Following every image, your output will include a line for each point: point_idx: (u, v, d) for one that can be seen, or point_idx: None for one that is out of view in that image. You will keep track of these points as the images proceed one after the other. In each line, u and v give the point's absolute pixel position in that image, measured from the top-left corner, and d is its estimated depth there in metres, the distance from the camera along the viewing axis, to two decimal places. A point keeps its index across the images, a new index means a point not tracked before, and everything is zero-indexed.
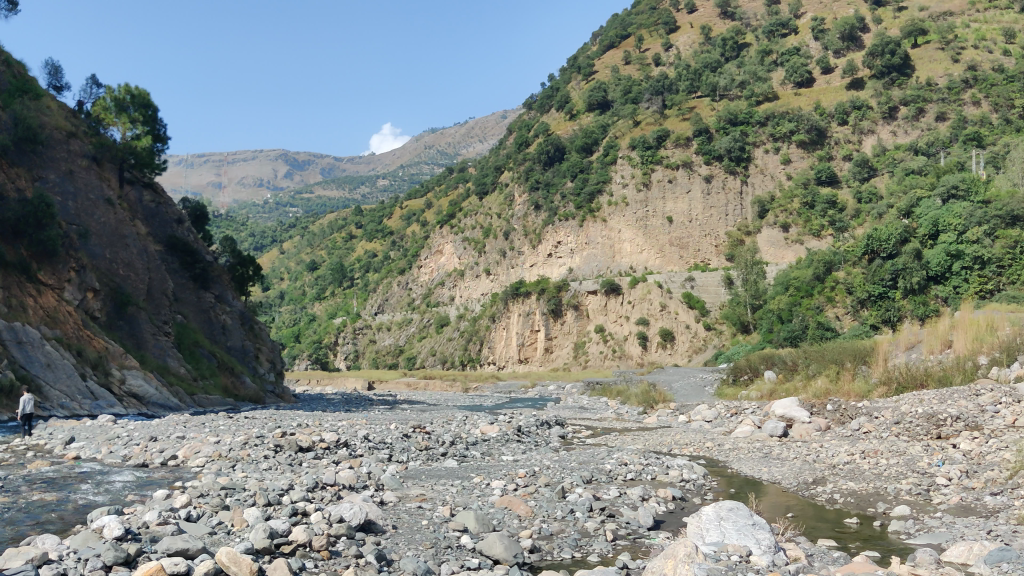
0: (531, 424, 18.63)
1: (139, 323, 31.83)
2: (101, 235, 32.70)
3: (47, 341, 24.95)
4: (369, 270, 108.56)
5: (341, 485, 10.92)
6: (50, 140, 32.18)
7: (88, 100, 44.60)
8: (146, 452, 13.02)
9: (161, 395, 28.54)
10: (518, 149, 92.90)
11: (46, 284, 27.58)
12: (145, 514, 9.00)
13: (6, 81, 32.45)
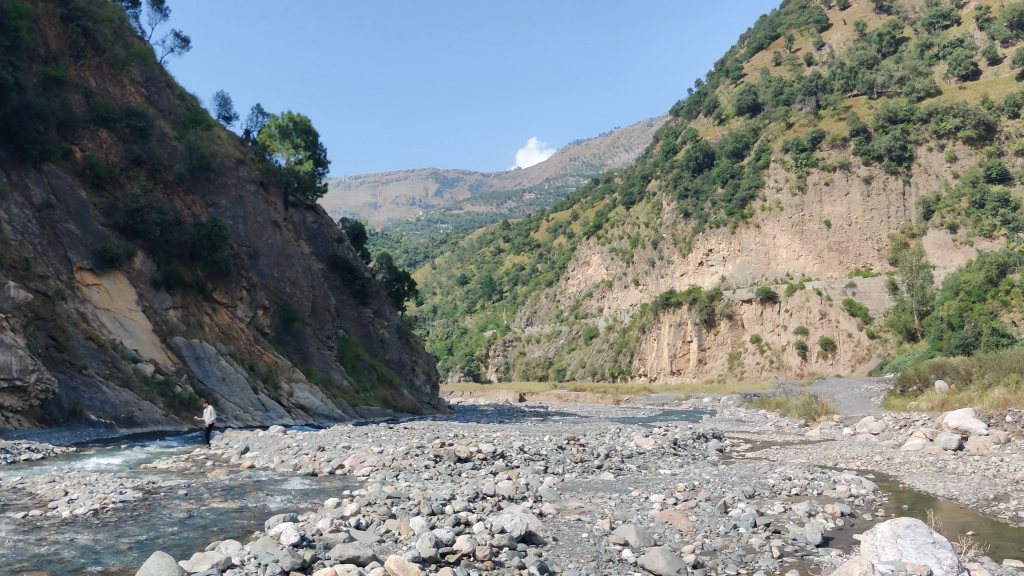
0: (688, 437, 18.27)
1: (305, 338, 33.40)
2: (269, 255, 34.50)
3: (222, 356, 26.63)
4: (517, 282, 109.83)
5: (502, 495, 11.01)
6: (222, 167, 34.14)
7: (255, 127, 47.29)
8: (315, 461, 13.58)
9: (327, 407, 29.78)
10: (665, 157, 92.00)
11: (220, 302, 29.43)
12: (317, 522, 9.36)
13: (181, 115, 34.75)
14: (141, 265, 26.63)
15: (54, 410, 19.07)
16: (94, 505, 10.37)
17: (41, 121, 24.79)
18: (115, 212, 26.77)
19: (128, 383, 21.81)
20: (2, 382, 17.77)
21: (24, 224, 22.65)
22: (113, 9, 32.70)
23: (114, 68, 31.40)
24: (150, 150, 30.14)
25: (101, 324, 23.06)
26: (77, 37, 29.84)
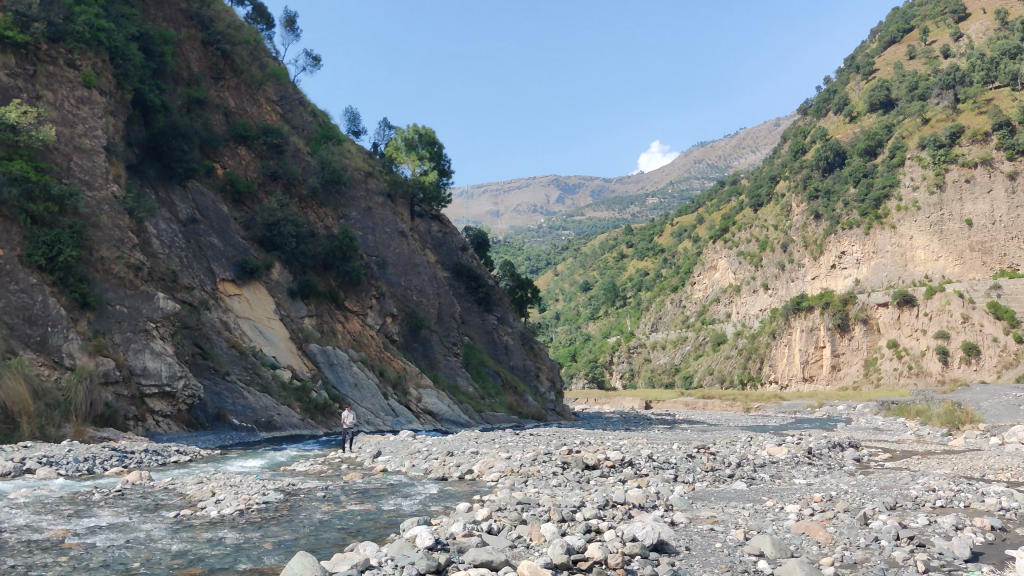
0: (824, 446, 17.68)
1: (431, 345, 34.06)
2: (397, 264, 35.38)
3: (354, 363, 27.48)
4: (642, 288, 108.96)
5: (632, 503, 10.92)
6: (351, 180, 35.24)
7: (382, 141, 48.68)
8: (445, 466, 13.81)
9: (454, 412, 30.23)
10: (794, 157, 89.56)
11: (351, 311, 30.40)
12: (451, 526, 9.51)
13: (313, 130, 36.10)
14: (278, 275, 27.81)
15: (200, 415, 20.10)
16: (240, 505, 10.86)
17: (186, 141, 26.26)
18: (254, 225, 28.19)
19: (267, 389, 22.75)
20: (152, 388, 19.00)
21: (173, 238, 24.09)
22: (250, 32, 34.30)
23: (251, 88, 32.93)
24: (285, 165, 31.39)
25: (242, 332, 24.19)
26: (217, 60, 31.46)
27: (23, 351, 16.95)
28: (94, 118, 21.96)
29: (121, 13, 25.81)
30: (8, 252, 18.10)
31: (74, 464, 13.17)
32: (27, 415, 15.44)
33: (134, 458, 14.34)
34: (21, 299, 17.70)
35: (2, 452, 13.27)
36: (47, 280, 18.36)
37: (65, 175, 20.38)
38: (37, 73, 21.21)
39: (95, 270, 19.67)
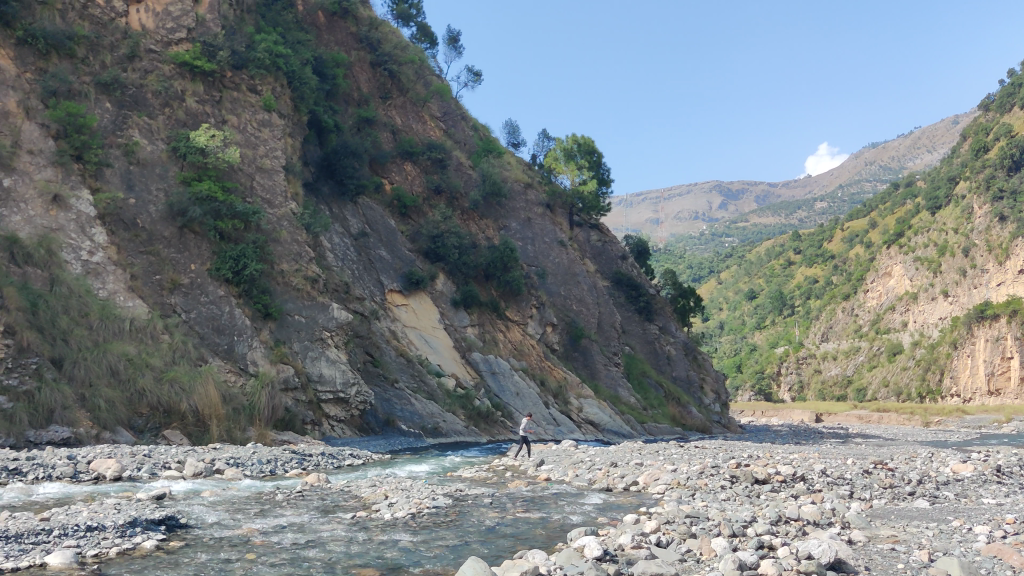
0: (1017, 465, 16.52)
1: (592, 354, 34.15)
2: (557, 274, 35.67)
3: (516, 372, 27.93)
4: (810, 296, 105.21)
5: (806, 520, 10.56)
6: (512, 192, 35.89)
7: (542, 152, 49.30)
8: (609, 477, 13.79)
9: (616, 422, 30.09)
10: (975, 155, 84.51)
11: (512, 320, 30.91)
12: (619, 537, 9.48)
13: (475, 144, 37.00)
14: (442, 286, 28.65)
15: (371, 420, 20.89)
16: (412, 509, 11.20)
17: (356, 158, 27.52)
18: (419, 238, 29.25)
19: (433, 396, 23.40)
20: (327, 394, 19.92)
21: (345, 252, 25.30)
22: (415, 52, 35.58)
23: (416, 105, 34.18)
24: (448, 179, 32.28)
25: (409, 341, 25.04)
26: (385, 80, 32.84)
27: (212, 358, 18.35)
28: (273, 140, 23.26)
29: (296, 39, 27.35)
30: (198, 267, 19.77)
31: (258, 466, 13.96)
32: (217, 418, 16.81)
33: (312, 461, 15.09)
34: (210, 309, 19.24)
35: (195, 453, 14.25)
36: (234, 292, 19.82)
37: (248, 194, 21.76)
38: (223, 99, 22.78)
39: (277, 282, 20.93)
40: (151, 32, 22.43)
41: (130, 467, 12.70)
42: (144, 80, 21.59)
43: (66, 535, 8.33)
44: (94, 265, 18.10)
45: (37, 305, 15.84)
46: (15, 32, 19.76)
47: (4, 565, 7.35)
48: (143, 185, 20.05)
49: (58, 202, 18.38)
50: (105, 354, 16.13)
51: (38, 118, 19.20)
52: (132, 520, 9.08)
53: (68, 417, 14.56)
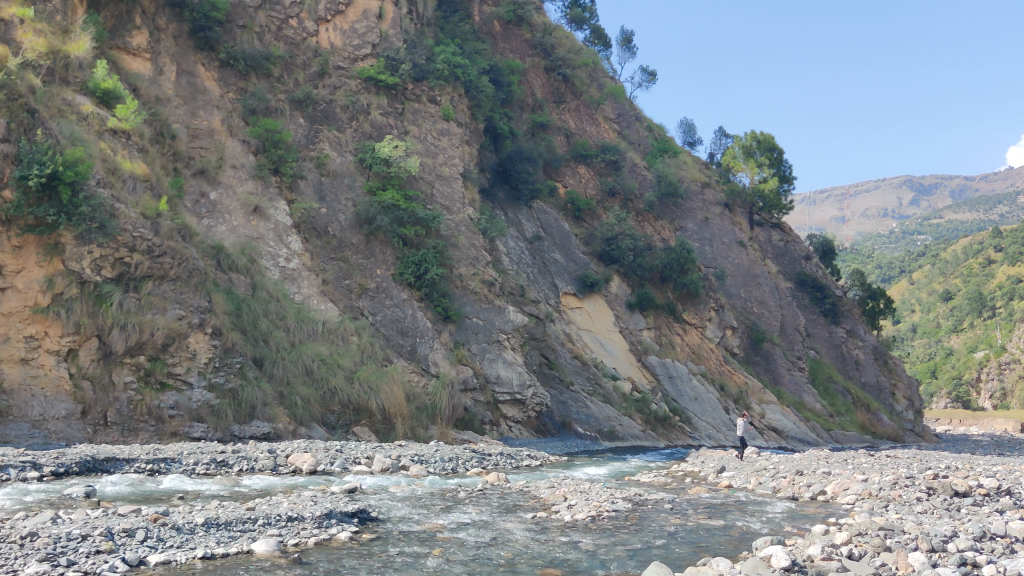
0: None
1: (775, 358, 33.17)
2: (737, 276, 34.83)
3: (693, 376, 27.58)
4: (1014, 296, 97.82)
5: (1015, 538, 9.84)
6: (688, 192, 35.42)
7: (719, 150, 48.39)
8: (795, 485, 13.35)
9: (800, 430, 29.03)
10: None
11: (690, 323, 30.45)
12: (808, 548, 9.13)
13: (650, 145, 36.76)
14: (616, 288, 28.77)
15: (548, 422, 21.12)
16: (592, 512, 11.24)
17: (531, 163, 27.97)
18: (594, 240, 29.45)
19: (609, 400, 23.43)
20: (505, 395, 20.29)
21: (520, 255, 25.83)
22: (589, 55, 35.73)
23: (590, 109, 34.36)
24: (623, 180, 32.21)
25: (584, 344, 25.24)
26: (559, 85, 33.23)
27: (398, 359, 19.14)
28: (452, 148, 23.90)
29: (474, 49, 28.05)
30: (384, 272, 20.70)
31: (441, 464, 14.43)
32: (402, 416, 17.49)
33: (492, 461, 15.44)
34: (394, 312, 20.12)
35: (382, 450, 14.89)
36: (416, 295, 20.61)
37: (429, 201, 22.53)
38: (406, 111, 23.72)
39: (456, 286, 21.60)
40: (339, 49, 23.65)
41: (323, 461, 13.43)
42: (333, 95, 22.81)
43: (270, 524, 8.91)
44: (290, 270, 19.39)
45: (240, 308, 17.11)
46: (219, 56, 21.35)
47: (216, 550, 7.93)
48: (333, 196, 21.27)
49: (258, 212, 19.79)
50: (300, 355, 17.22)
51: (240, 135, 20.73)
52: (327, 511, 9.59)
53: (268, 412, 15.64)
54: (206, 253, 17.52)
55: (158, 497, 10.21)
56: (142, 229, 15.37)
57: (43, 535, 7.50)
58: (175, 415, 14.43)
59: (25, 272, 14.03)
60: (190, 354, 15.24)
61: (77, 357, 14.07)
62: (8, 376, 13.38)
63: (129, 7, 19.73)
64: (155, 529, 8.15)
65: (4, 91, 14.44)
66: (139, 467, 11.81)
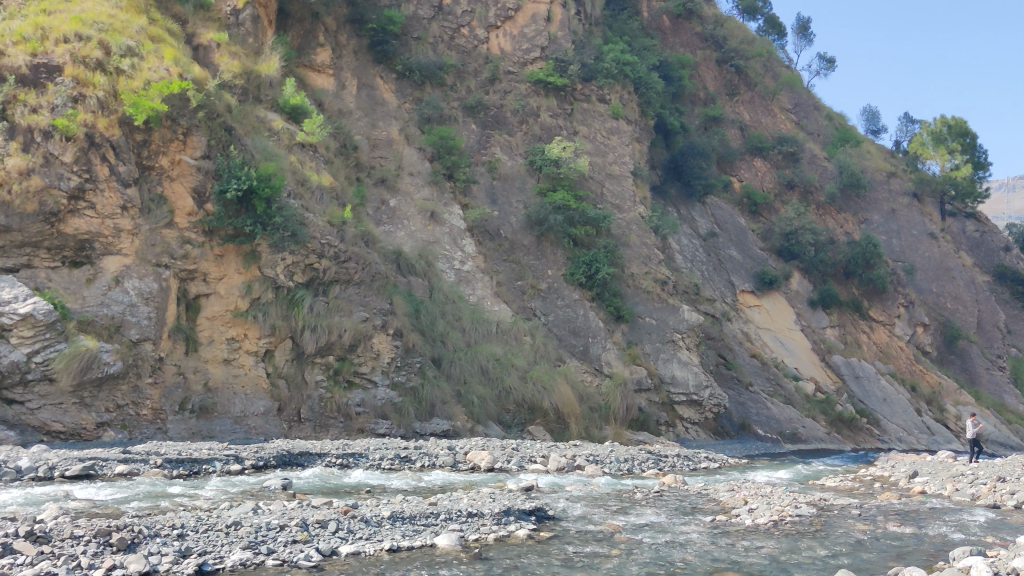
0: None
1: (971, 357, 31.13)
2: (927, 269, 32.80)
3: (881, 376, 26.29)
4: None
5: None
6: (873, 182, 33.77)
7: (906, 136, 45.81)
8: (997, 493, 12.47)
9: (1003, 433, 27.05)
10: None
11: (878, 320, 28.98)
12: (1012, 559, 8.50)
13: (830, 135, 35.25)
14: (797, 285, 27.85)
15: (726, 424, 20.70)
16: (774, 516, 10.93)
17: (703, 159, 27.49)
18: (772, 236, 28.59)
19: (790, 401, 22.71)
20: (681, 396, 19.96)
21: (694, 253, 25.47)
22: (763, 45, 34.71)
23: (765, 100, 33.32)
24: (803, 172, 31.05)
25: (763, 343, 24.65)
26: (732, 77, 32.47)
27: (570, 358, 19.35)
28: (623, 146, 23.85)
29: (643, 46, 27.84)
30: (555, 272, 20.98)
31: (617, 464, 14.43)
32: (575, 416, 17.64)
33: (668, 462, 15.28)
34: (566, 312, 20.38)
35: (557, 449, 15.05)
36: (587, 295, 20.76)
37: (600, 200, 22.57)
38: (575, 111, 23.86)
39: (628, 285, 21.52)
40: (509, 54, 24.09)
41: (500, 459, 13.72)
42: (503, 100, 23.29)
43: (452, 519, 9.21)
44: (465, 273, 19.97)
45: (419, 310, 17.73)
46: (396, 68, 22.25)
47: (401, 543, 8.27)
48: (505, 199, 21.74)
49: (435, 218, 20.47)
50: (476, 355, 17.68)
51: (416, 143, 21.52)
52: (506, 508, 9.79)
53: (447, 410, 16.19)
54: (387, 258, 18.30)
55: (347, 491, 10.77)
56: (329, 236, 16.26)
57: (246, 524, 8.07)
58: (361, 412, 15.22)
59: (226, 279, 15.13)
60: (374, 354, 16.00)
61: (274, 357, 15.14)
62: (213, 375, 14.50)
63: (313, 25, 20.77)
64: (345, 521, 8.59)
65: (204, 110, 15.38)
66: (329, 461, 12.48)
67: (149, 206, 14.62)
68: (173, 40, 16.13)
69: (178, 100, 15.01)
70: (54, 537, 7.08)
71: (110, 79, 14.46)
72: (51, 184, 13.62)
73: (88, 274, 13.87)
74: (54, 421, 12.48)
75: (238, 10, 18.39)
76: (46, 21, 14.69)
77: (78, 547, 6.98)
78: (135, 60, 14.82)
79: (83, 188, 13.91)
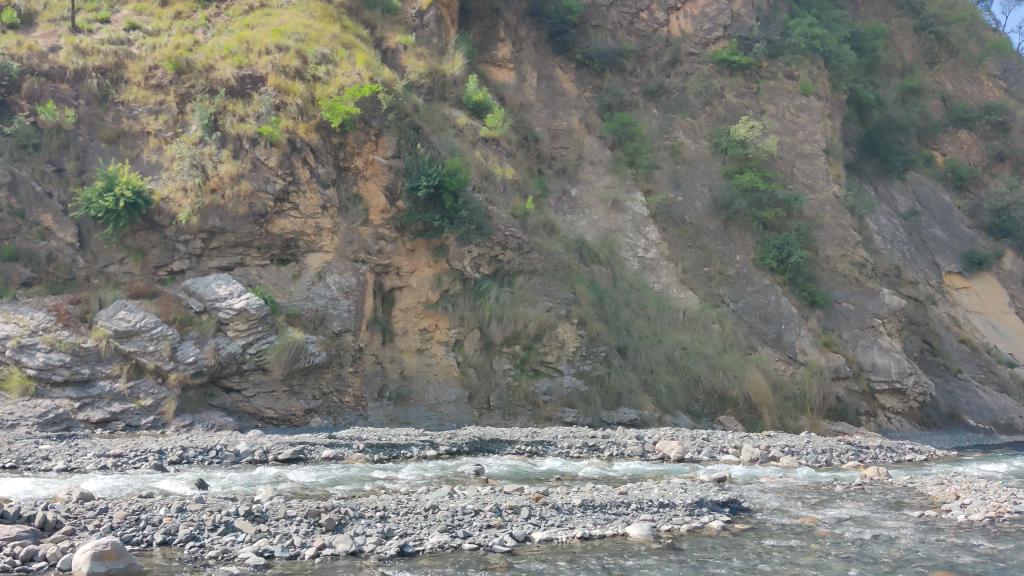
0: None
1: None
2: None
3: None
4: None
5: None
6: None
7: None
8: None
9: None
10: None
11: None
12: None
13: None
14: (1011, 264, 25.44)
15: (933, 414, 19.50)
16: (991, 513, 10.14)
17: (902, 133, 25.85)
18: (981, 213, 26.48)
19: (1006, 389, 21.07)
20: (883, 385, 18.93)
21: (894, 233, 24.06)
22: (967, 7, 32.15)
23: (969, 67, 30.93)
24: (1014, 143, 28.58)
25: (973, 327, 23.05)
26: (932, 45, 30.32)
27: (762, 346, 18.83)
28: (813, 124, 22.77)
29: (833, 17, 26.49)
30: (744, 257, 20.41)
31: (813, 456, 13.84)
32: (768, 406, 17.07)
33: (870, 454, 14.49)
34: (757, 299, 19.79)
35: (749, 440, 14.62)
36: (779, 280, 20.09)
37: (790, 181, 21.70)
38: (761, 90, 23.00)
39: (822, 269, 20.57)
40: (691, 35, 23.54)
41: (691, 449, 13.49)
42: (686, 83, 22.85)
43: (643, 509, 9.14)
44: (650, 260, 19.81)
45: (604, 299, 17.64)
46: (575, 57, 22.23)
47: (593, 531, 8.29)
48: (689, 183, 21.36)
49: (617, 206, 20.39)
50: (662, 343, 17.46)
51: (597, 131, 21.46)
52: (699, 499, 9.60)
53: (634, 400, 16.08)
54: (570, 247, 18.38)
55: (538, 478, 10.92)
56: (513, 227, 16.51)
57: (443, 508, 8.34)
58: (548, 401, 15.36)
59: (417, 272, 15.77)
60: (559, 343, 16.01)
61: (463, 347, 15.62)
62: (408, 364, 15.19)
63: (493, 21, 21.10)
64: (538, 508, 8.71)
65: (393, 111, 15.79)
66: (520, 449, 12.68)
67: (346, 205, 15.40)
68: (364, 45, 16.85)
69: (369, 103, 15.53)
70: (270, 516, 7.58)
71: (308, 86, 15.26)
72: (259, 187, 14.63)
73: (294, 271, 14.84)
74: (267, 408, 13.52)
75: (422, 12, 18.89)
76: (251, 35, 16.00)
77: (291, 526, 7.44)
78: (330, 67, 15.55)
79: (288, 190, 14.80)
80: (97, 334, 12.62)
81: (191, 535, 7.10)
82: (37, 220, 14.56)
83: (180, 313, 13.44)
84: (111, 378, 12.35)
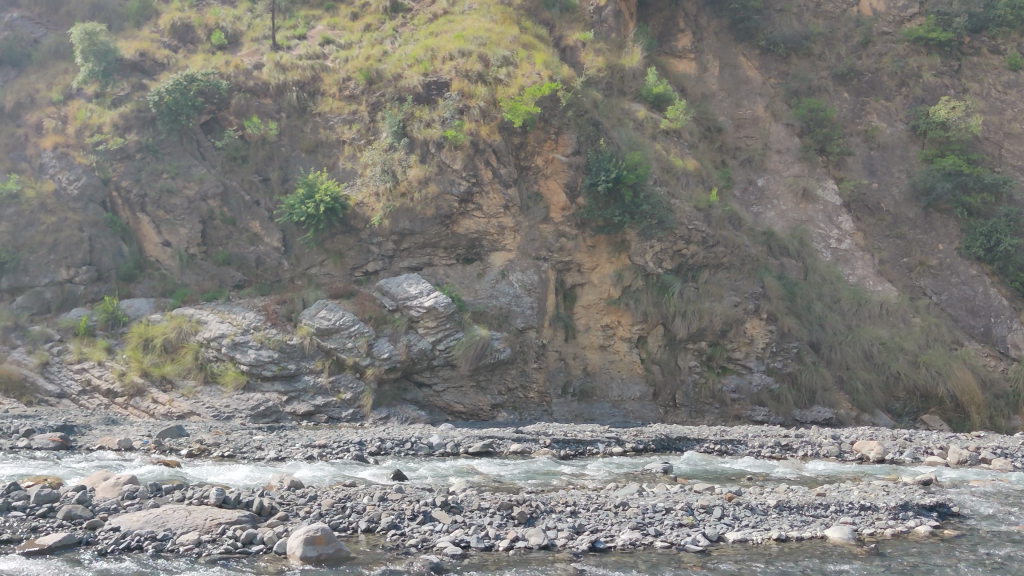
0: None
1: None
2: None
3: None
4: None
5: None
6: None
7: None
8: None
9: None
10: None
11: None
12: None
13: None
14: None
15: None
16: None
17: None
18: None
19: None
20: None
21: None
22: None
23: None
24: None
25: None
26: None
27: (969, 341, 17.78)
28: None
29: None
30: (947, 246, 19.23)
31: None
32: (977, 406, 15.92)
33: None
34: (963, 290, 18.64)
35: (957, 441, 13.74)
36: (987, 270, 18.78)
37: (998, 164, 20.21)
38: (964, 68, 21.37)
39: None
40: (883, 14, 22.13)
41: (891, 450, 12.84)
42: (879, 63, 21.53)
43: (843, 512, 8.80)
44: (843, 252, 19.03)
45: (794, 292, 17.13)
46: (759, 43, 21.49)
47: (790, 533, 8.07)
48: (885, 169, 20.29)
49: (807, 195, 19.69)
50: (859, 338, 16.66)
51: (784, 119, 20.75)
52: (903, 503, 9.13)
53: (829, 398, 15.58)
54: (758, 240, 17.94)
55: (729, 477, 10.73)
56: (696, 221, 16.01)
57: (633, 505, 8.35)
58: (737, 398, 15.28)
59: (599, 268, 15.73)
60: (747, 339, 15.72)
61: (647, 343, 15.52)
62: (592, 361, 15.31)
63: (672, 12, 20.85)
64: (731, 508, 8.56)
65: (572, 108, 15.91)
66: (708, 447, 12.48)
67: (528, 204, 15.66)
68: (543, 45, 17.04)
69: (549, 102, 15.66)
70: (465, 508, 7.85)
71: (490, 89, 15.60)
72: (445, 190, 15.13)
73: (479, 269, 15.25)
74: (456, 403, 14.05)
75: (600, 8, 18.78)
76: (436, 43, 16.60)
77: (485, 518, 7.67)
78: (510, 68, 15.79)
79: (472, 192, 15.22)
80: (302, 332, 13.49)
81: (392, 523, 7.45)
82: (247, 227, 15.98)
83: (375, 311, 14.09)
84: (315, 373, 13.16)
